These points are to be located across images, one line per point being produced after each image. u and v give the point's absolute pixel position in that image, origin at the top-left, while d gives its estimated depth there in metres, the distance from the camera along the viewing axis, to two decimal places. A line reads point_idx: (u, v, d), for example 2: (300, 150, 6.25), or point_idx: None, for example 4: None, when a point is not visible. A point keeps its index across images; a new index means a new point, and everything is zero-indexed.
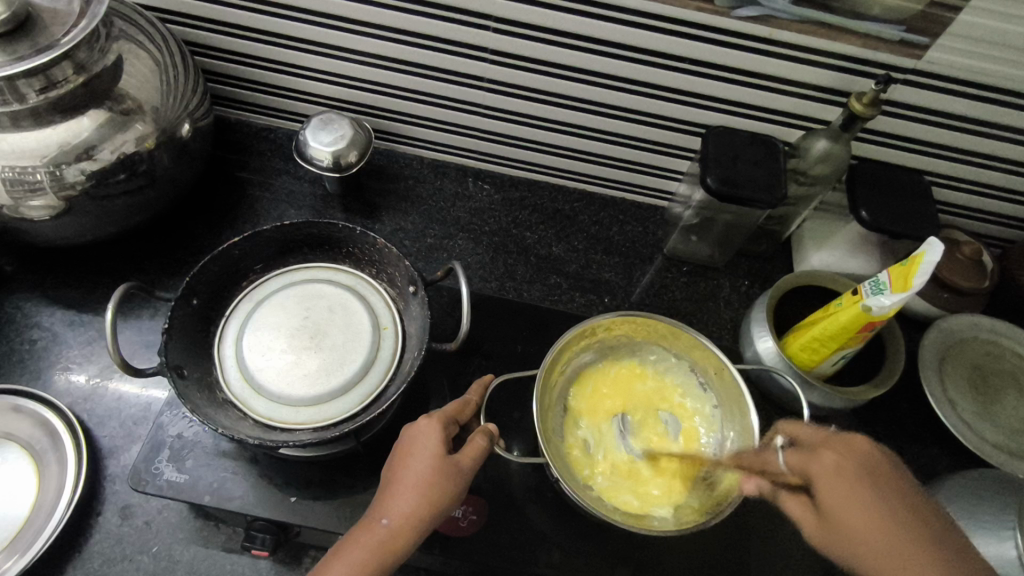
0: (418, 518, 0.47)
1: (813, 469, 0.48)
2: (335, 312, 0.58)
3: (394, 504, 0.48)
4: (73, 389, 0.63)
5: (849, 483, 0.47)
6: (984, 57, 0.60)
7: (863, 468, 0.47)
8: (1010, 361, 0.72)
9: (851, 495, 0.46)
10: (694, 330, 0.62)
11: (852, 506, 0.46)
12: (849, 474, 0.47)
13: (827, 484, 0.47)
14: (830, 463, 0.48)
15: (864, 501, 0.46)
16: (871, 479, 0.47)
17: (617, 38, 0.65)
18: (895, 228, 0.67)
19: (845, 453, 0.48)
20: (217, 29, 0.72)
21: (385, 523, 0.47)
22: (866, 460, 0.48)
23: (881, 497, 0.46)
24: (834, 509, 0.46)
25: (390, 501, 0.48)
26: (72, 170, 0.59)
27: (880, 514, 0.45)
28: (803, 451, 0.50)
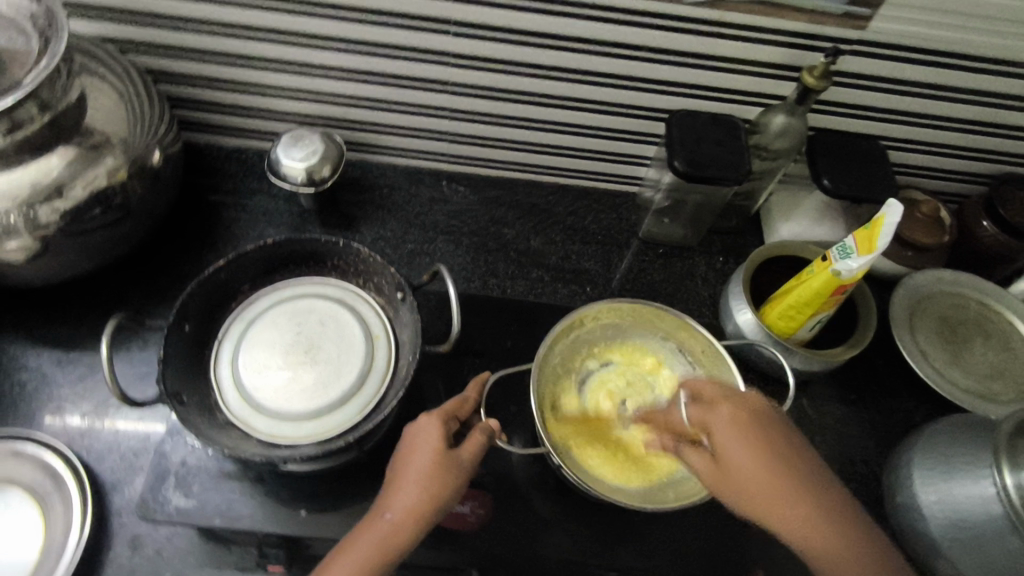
0: (420, 513, 0.48)
1: (711, 423, 0.51)
2: (327, 325, 0.58)
3: (397, 499, 0.49)
4: (70, 428, 0.63)
5: (738, 427, 0.49)
6: (923, 24, 0.63)
7: (747, 413, 0.50)
8: (974, 310, 0.76)
9: (736, 439, 0.49)
10: (681, 312, 0.64)
11: (739, 450, 0.48)
12: (739, 422, 0.50)
13: (721, 432, 0.50)
14: (723, 413, 0.51)
15: (761, 454, 0.48)
16: (752, 420, 0.50)
17: (576, 32, 0.66)
18: (856, 193, 0.70)
19: (740, 404, 0.51)
20: (178, 55, 0.72)
21: (387, 517, 0.49)
22: (752, 407, 0.51)
23: (761, 436, 0.49)
24: (732, 468, 0.48)
25: (393, 497, 0.50)
26: (45, 209, 0.59)
27: (761, 461, 0.48)
28: (704, 405, 0.52)
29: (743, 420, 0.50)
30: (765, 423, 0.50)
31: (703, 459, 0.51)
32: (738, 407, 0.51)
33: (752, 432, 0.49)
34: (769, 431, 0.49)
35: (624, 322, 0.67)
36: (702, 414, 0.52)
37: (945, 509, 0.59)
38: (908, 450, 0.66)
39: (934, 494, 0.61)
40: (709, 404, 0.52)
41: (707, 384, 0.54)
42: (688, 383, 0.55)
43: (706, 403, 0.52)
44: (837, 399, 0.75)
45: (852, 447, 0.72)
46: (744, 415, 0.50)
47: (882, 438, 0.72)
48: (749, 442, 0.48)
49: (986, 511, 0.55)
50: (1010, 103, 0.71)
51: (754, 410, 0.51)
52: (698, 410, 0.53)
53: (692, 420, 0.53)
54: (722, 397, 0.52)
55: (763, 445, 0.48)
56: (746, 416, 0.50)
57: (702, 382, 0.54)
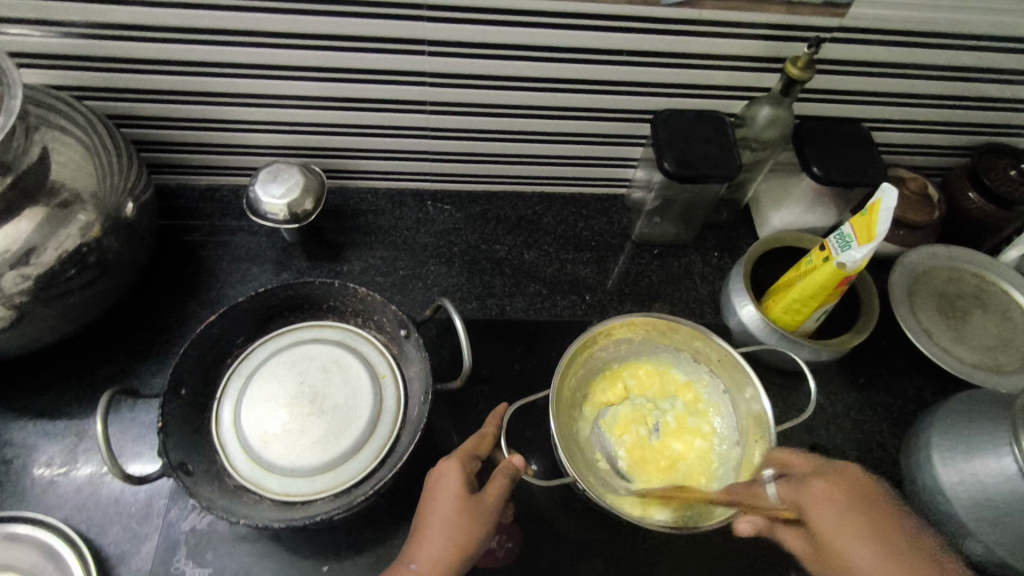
0: (447, 563, 0.47)
1: (807, 502, 0.52)
2: (331, 371, 0.56)
3: (422, 549, 0.47)
4: (65, 503, 0.59)
5: (842, 519, 0.50)
6: (901, 6, 0.63)
7: (852, 486, 0.52)
8: (970, 283, 0.77)
9: (830, 508, 0.51)
10: (693, 323, 0.63)
11: (836, 522, 0.50)
12: (836, 496, 0.51)
13: (813, 507, 0.51)
14: (818, 491, 0.52)
15: (864, 532, 0.49)
16: (852, 496, 0.51)
17: (554, 42, 0.65)
18: (848, 178, 0.70)
19: (834, 481, 0.52)
20: (140, 98, 0.69)
21: (413, 567, 0.47)
22: (857, 481, 0.52)
23: (867, 507, 0.51)
24: (829, 540, 0.50)
25: (418, 546, 0.48)
26: (11, 278, 0.55)
27: (854, 535, 0.49)
28: (795, 483, 0.54)
29: (838, 498, 0.51)
30: (876, 501, 0.51)
31: (804, 541, 0.52)
32: (846, 481, 0.52)
33: (852, 502, 0.51)
34: (873, 504, 0.51)
35: (636, 335, 0.66)
36: (791, 492, 0.53)
37: (969, 490, 0.59)
38: (925, 431, 0.66)
39: (956, 474, 0.61)
40: (802, 479, 0.54)
41: (795, 454, 0.56)
42: (772, 455, 0.57)
43: (800, 479, 0.54)
44: (847, 385, 0.74)
45: (867, 432, 0.72)
46: (863, 485, 0.52)
47: (895, 421, 0.72)
48: (850, 515, 0.50)
49: (1011, 487, 0.55)
50: (987, 75, 0.71)
51: (864, 489, 0.52)
52: (787, 487, 0.54)
53: (783, 497, 0.54)
54: (812, 470, 0.54)
55: (865, 516, 0.50)
56: (841, 490, 0.52)
57: (789, 453, 0.56)
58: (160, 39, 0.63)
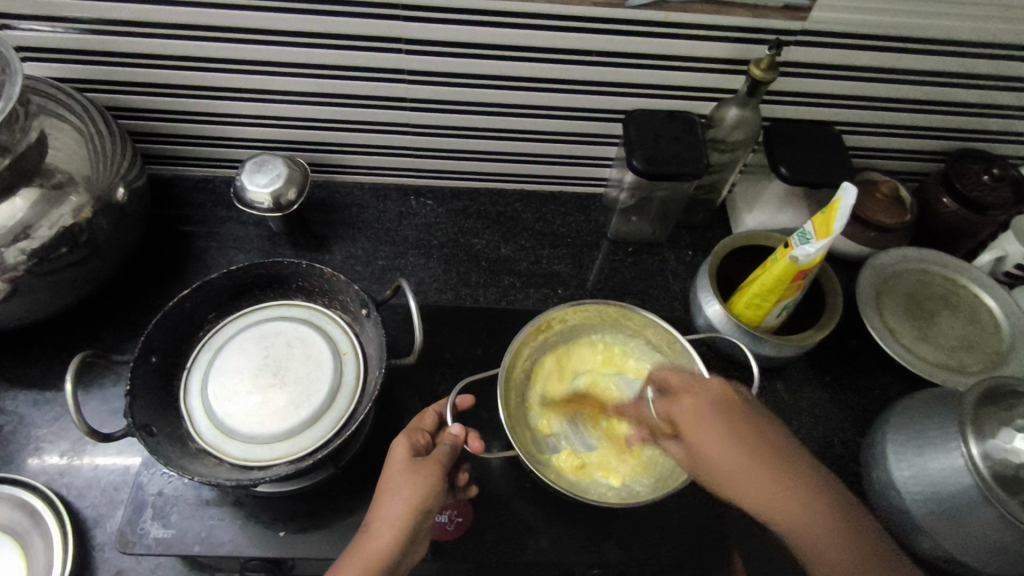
0: (391, 522, 0.49)
1: (677, 413, 0.54)
2: (295, 347, 0.59)
3: (373, 513, 0.51)
4: (48, 467, 0.63)
5: (704, 420, 0.52)
6: (862, 10, 0.64)
7: (720, 401, 0.53)
8: (940, 286, 0.77)
9: (705, 428, 0.51)
10: (643, 310, 0.65)
11: (719, 444, 0.50)
12: (702, 413, 0.52)
13: (694, 430, 0.52)
14: (690, 407, 0.53)
15: (738, 445, 0.50)
16: (719, 411, 0.52)
17: (526, 42, 0.67)
18: (814, 177, 0.71)
19: (703, 395, 0.53)
20: (137, 91, 0.73)
21: (365, 530, 0.50)
22: (723, 395, 0.53)
23: (720, 421, 0.51)
24: (700, 448, 0.51)
25: (371, 512, 0.51)
26: (12, 252, 0.59)
27: (732, 447, 0.50)
28: (668, 398, 0.56)
29: (706, 407, 0.52)
30: (741, 409, 0.52)
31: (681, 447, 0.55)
32: (711, 402, 0.53)
33: (725, 418, 0.51)
34: (747, 418, 0.51)
35: (590, 323, 0.69)
36: (669, 406, 0.55)
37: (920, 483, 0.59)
38: (884, 427, 0.67)
39: (908, 469, 0.61)
40: (673, 398, 0.55)
41: (671, 373, 0.58)
42: (657, 373, 0.60)
43: (672, 396, 0.56)
44: (812, 383, 0.75)
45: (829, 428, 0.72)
46: (731, 402, 0.53)
47: (859, 418, 0.73)
48: (727, 429, 0.51)
49: (956, 481, 0.56)
50: (957, 80, 0.72)
51: (728, 395, 0.54)
52: (662, 402, 0.57)
53: (661, 413, 0.57)
54: (685, 386, 0.55)
55: (746, 437, 0.50)
56: (706, 400, 0.53)
57: (670, 371, 0.58)
58: (154, 35, 0.67)
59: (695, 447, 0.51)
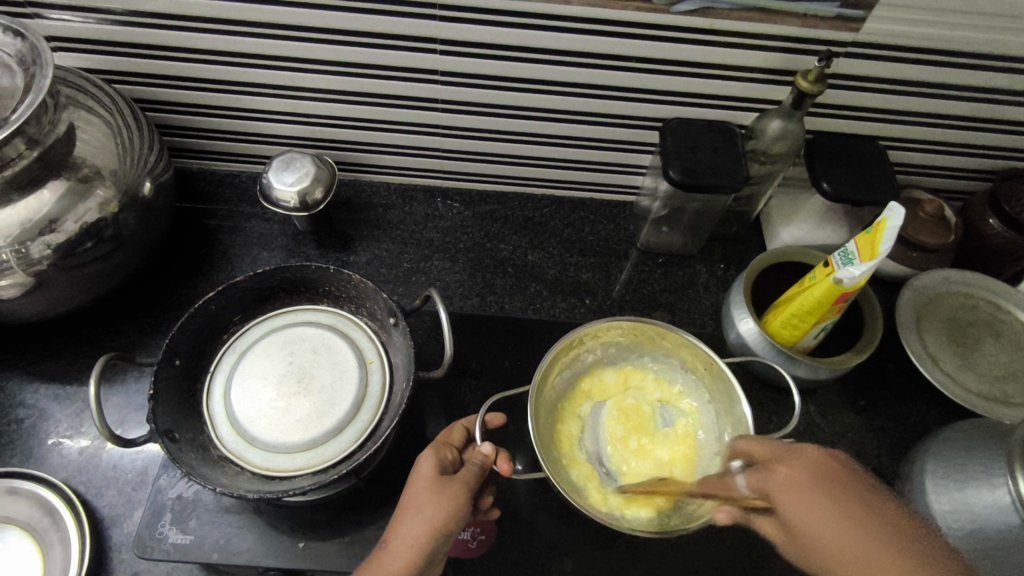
0: (411, 544, 0.48)
1: (774, 492, 0.49)
2: (320, 353, 0.58)
3: (394, 530, 0.50)
4: (68, 463, 0.62)
5: (808, 498, 0.47)
6: (919, 23, 0.62)
7: (819, 474, 0.48)
8: (984, 310, 0.74)
9: (813, 508, 0.47)
10: (680, 329, 0.63)
11: (826, 522, 0.46)
12: (819, 485, 0.48)
13: (790, 502, 0.48)
14: (785, 479, 0.49)
15: (828, 500, 0.47)
16: (825, 489, 0.48)
17: (566, 46, 0.65)
18: (857, 195, 0.68)
19: (796, 465, 0.50)
20: (167, 84, 0.72)
21: (384, 546, 0.50)
22: (819, 464, 0.50)
23: (839, 502, 0.47)
24: (811, 536, 0.46)
25: (392, 527, 0.50)
26: (37, 245, 0.59)
27: (859, 536, 0.45)
28: (763, 472, 0.51)
29: (805, 481, 0.48)
30: (842, 482, 0.49)
31: (775, 524, 0.51)
32: (803, 468, 0.49)
33: (831, 495, 0.47)
34: (858, 499, 0.47)
35: (623, 340, 0.66)
36: (760, 481, 0.51)
37: (961, 520, 0.57)
38: (922, 458, 0.64)
39: (948, 503, 0.59)
40: (766, 468, 0.51)
41: (759, 443, 0.53)
42: (741, 444, 0.55)
43: (765, 468, 0.51)
44: (846, 407, 0.73)
45: (863, 455, 0.70)
46: (831, 477, 0.49)
47: (894, 446, 0.71)
48: (832, 509, 0.46)
49: (1003, 519, 0.53)
50: (1013, 98, 0.69)
51: (830, 472, 0.49)
52: (755, 475, 0.52)
53: (749, 487, 0.52)
54: (775, 457, 0.51)
55: (848, 511, 0.46)
56: (807, 479, 0.49)
57: (756, 441, 0.54)
58: (186, 28, 0.65)
59: (796, 526, 0.48)
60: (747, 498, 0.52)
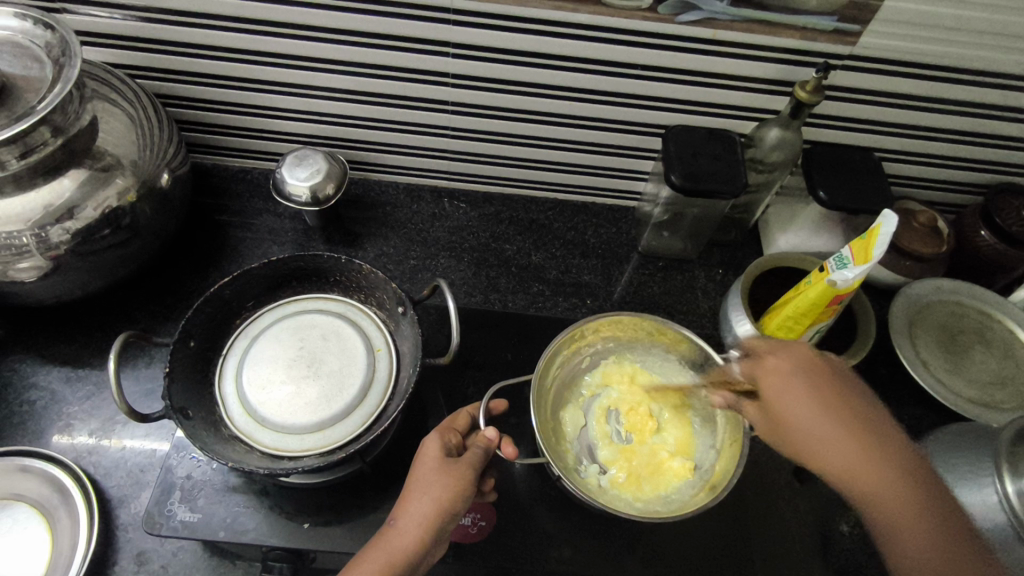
0: (422, 521, 0.50)
1: (760, 376, 0.54)
2: (330, 340, 0.62)
3: (402, 507, 0.52)
4: (77, 444, 0.64)
5: (802, 392, 0.51)
6: (915, 39, 0.64)
7: (805, 364, 0.53)
8: (975, 319, 0.76)
9: (789, 390, 0.52)
10: (678, 326, 0.66)
11: (801, 407, 0.51)
12: (793, 369, 0.53)
13: (772, 386, 0.53)
14: (773, 367, 0.53)
15: (829, 416, 0.50)
16: (809, 372, 0.53)
17: (573, 52, 0.68)
18: (854, 203, 0.70)
19: (788, 355, 0.54)
20: (187, 80, 0.74)
21: (392, 524, 0.51)
22: (811, 360, 0.53)
23: (812, 381, 0.52)
24: (778, 407, 0.52)
25: (400, 505, 0.52)
26: (56, 231, 0.60)
27: (832, 422, 0.50)
28: (754, 360, 0.55)
29: (791, 374, 0.53)
30: (823, 377, 0.52)
31: (760, 412, 0.55)
32: (791, 359, 0.53)
33: (812, 386, 0.52)
34: (824, 379, 0.52)
35: (623, 336, 0.69)
36: (755, 366, 0.55)
37: None
38: None
39: None
40: (756, 359, 0.55)
41: (761, 339, 0.57)
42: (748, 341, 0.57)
43: (758, 358, 0.55)
44: None
45: None
46: (812, 366, 0.53)
47: None
48: (810, 394, 0.51)
49: (988, 519, 0.53)
50: (1003, 113, 0.72)
51: (813, 365, 0.53)
52: (749, 364, 0.56)
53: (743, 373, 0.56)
54: (769, 349, 0.55)
55: (822, 393, 0.51)
56: (793, 368, 0.53)
57: (759, 338, 0.57)
58: (209, 26, 0.68)
59: (777, 409, 0.52)
60: (743, 383, 0.58)
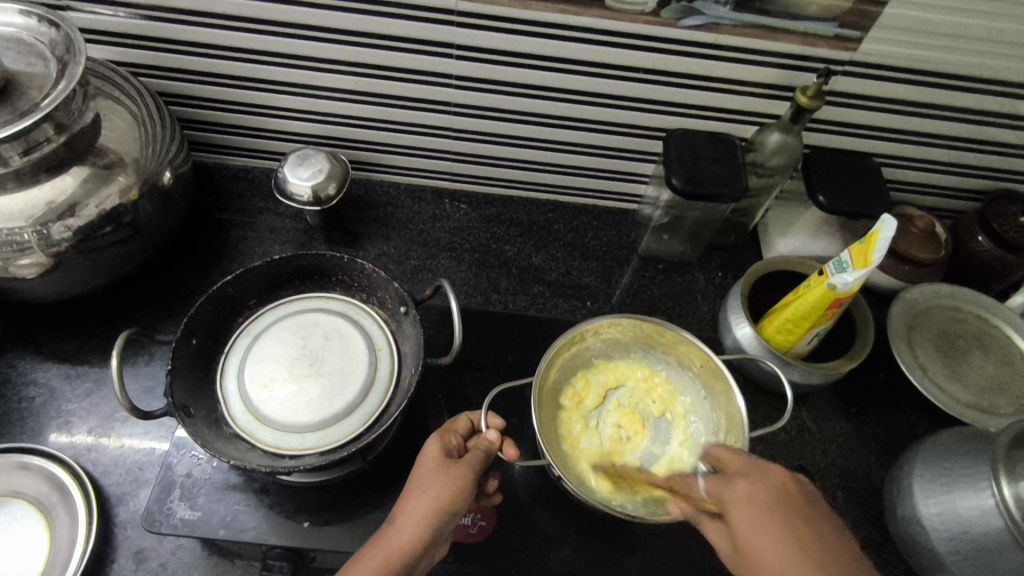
0: (421, 519, 0.50)
1: (728, 499, 0.50)
2: (331, 338, 0.62)
3: (402, 506, 0.52)
4: (76, 442, 0.64)
5: (759, 517, 0.47)
6: (914, 45, 0.65)
7: (775, 494, 0.48)
8: (973, 324, 0.77)
9: (754, 518, 0.47)
10: (677, 327, 0.67)
11: (760, 538, 0.46)
12: (757, 502, 0.48)
13: (739, 514, 0.48)
14: (742, 493, 0.49)
15: (798, 554, 0.45)
16: (777, 504, 0.48)
17: (576, 56, 0.68)
18: (853, 208, 0.71)
19: (755, 481, 0.50)
20: (189, 78, 0.74)
21: (391, 522, 0.51)
22: (779, 486, 0.49)
23: (785, 519, 0.47)
24: (750, 543, 0.47)
25: (400, 504, 0.52)
26: (57, 227, 0.60)
27: (781, 543, 0.46)
28: (722, 478, 0.52)
29: (761, 503, 0.48)
30: (796, 511, 0.47)
31: (724, 535, 0.50)
32: (762, 488, 0.49)
33: (787, 527, 0.46)
34: (796, 510, 0.48)
35: (623, 336, 0.70)
36: (718, 486, 0.51)
37: (946, 522, 0.58)
38: (909, 460, 0.66)
39: (935, 506, 0.59)
40: (725, 478, 0.52)
41: (729, 452, 0.54)
42: (715, 449, 0.55)
43: (726, 477, 0.52)
44: (838, 412, 0.75)
45: (853, 460, 0.72)
46: (785, 493, 0.49)
47: (883, 452, 0.73)
48: (775, 525, 0.46)
49: (986, 522, 0.54)
50: (1001, 120, 0.72)
51: (788, 498, 0.49)
52: (716, 480, 0.52)
53: (710, 492, 0.53)
54: (742, 471, 0.52)
55: (784, 526, 0.46)
56: (764, 501, 0.49)
57: (730, 450, 0.54)
58: (213, 25, 0.68)
59: (732, 530, 0.49)
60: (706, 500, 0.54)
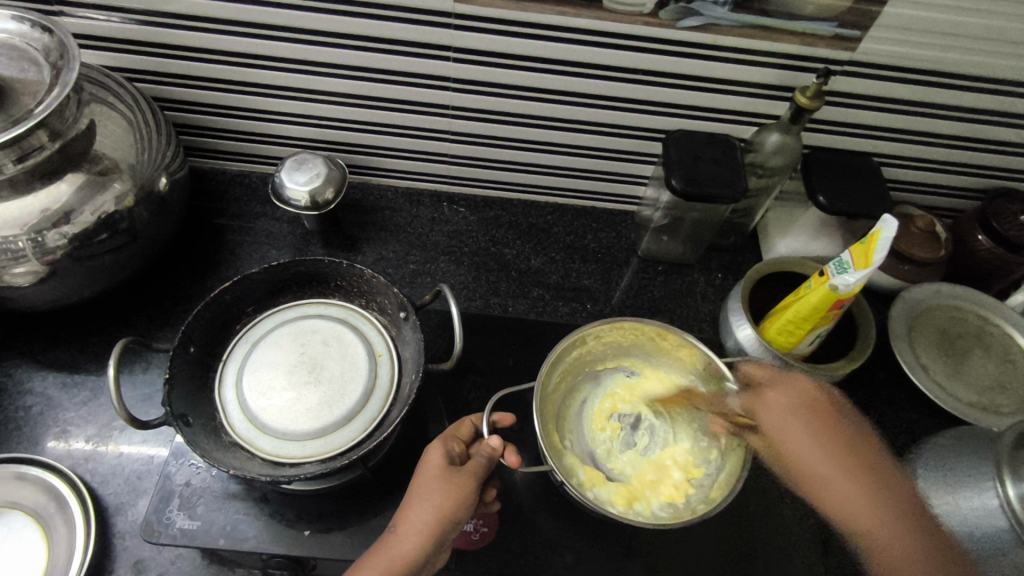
0: (422, 527, 0.50)
1: (763, 411, 0.60)
2: (330, 346, 0.62)
3: (403, 513, 0.52)
4: (74, 450, 0.63)
5: (793, 422, 0.58)
6: (913, 44, 0.64)
7: (806, 402, 0.59)
8: (975, 323, 0.76)
9: (793, 427, 0.58)
10: (679, 331, 0.66)
11: (801, 445, 0.58)
12: (795, 413, 0.59)
13: (771, 420, 0.59)
14: (773, 401, 0.60)
15: (831, 450, 0.57)
16: (810, 413, 0.59)
17: (576, 58, 0.68)
18: (853, 209, 0.71)
19: (785, 390, 0.60)
20: (185, 84, 0.74)
21: (392, 530, 0.51)
22: (812, 399, 0.60)
23: (825, 425, 0.58)
24: (782, 447, 0.59)
25: (402, 511, 0.52)
26: (53, 235, 0.60)
27: (825, 448, 0.57)
28: (756, 394, 0.61)
29: (789, 408, 0.59)
30: (817, 413, 0.59)
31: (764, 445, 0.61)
32: (800, 400, 0.59)
33: (820, 429, 0.58)
34: (831, 420, 0.58)
35: (624, 342, 0.69)
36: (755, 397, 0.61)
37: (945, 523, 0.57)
38: (913, 460, 0.66)
39: (936, 506, 0.59)
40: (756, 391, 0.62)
41: (760, 365, 0.62)
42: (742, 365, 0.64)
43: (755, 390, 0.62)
44: None
45: None
46: (819, 407, 0.59)
47: (886, 453, 0.72)
48: (806, 430, 0.58)
49: (989, 523, 0.53)
50: (1000, 119, 0.72)
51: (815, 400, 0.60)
52: (749, 397, 0.62)
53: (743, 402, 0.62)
54: (772, 384, 0.61)
55: (823, 431, 0.58)
56: (795, 404, 0.59)
57: (756, 363, 0.63)
58: (208, 30, 0.67)
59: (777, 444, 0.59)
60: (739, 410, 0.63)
